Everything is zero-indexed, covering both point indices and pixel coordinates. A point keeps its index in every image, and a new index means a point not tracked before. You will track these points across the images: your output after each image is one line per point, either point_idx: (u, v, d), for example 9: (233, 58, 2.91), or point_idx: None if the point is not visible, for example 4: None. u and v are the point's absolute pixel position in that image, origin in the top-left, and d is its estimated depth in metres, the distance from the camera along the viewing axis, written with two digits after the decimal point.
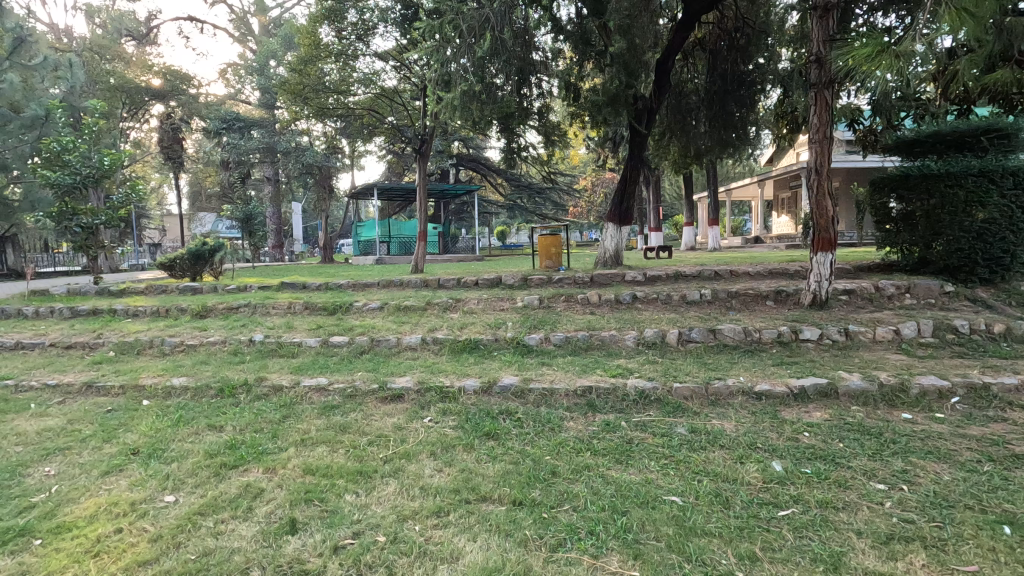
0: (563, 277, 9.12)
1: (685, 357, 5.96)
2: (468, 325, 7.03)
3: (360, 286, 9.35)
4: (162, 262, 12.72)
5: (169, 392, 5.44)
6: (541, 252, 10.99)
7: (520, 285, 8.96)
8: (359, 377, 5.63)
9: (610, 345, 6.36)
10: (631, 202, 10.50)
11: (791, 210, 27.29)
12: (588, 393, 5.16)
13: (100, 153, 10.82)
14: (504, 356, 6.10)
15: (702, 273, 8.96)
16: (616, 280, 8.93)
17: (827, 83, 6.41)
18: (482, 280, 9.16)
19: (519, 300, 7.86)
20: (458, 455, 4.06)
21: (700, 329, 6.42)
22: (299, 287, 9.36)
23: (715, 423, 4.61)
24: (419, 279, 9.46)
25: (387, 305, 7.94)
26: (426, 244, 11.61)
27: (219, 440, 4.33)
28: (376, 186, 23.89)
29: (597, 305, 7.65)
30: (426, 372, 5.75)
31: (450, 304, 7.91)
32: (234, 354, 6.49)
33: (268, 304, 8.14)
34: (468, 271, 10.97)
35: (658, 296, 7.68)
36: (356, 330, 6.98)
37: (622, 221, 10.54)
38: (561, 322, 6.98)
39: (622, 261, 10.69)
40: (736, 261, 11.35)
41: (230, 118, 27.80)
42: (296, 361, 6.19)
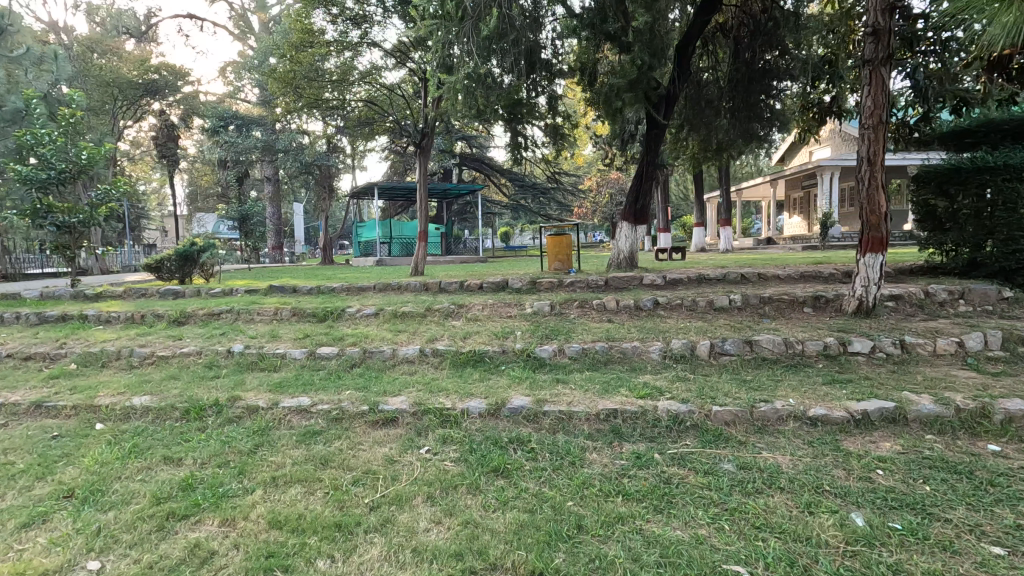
0: (575, 280, 8.38)
1: (720, 373, 5.23)
2: (472, 334, 6.30)
3: (354, 289, 8.64)
4: (148, 263, 12.03)
5: (127, 414, 4.72)
6: (549, 253, 10.26)
7: (528, 289, 8.23)
8: (346, 396, 4.91)
9: (632, 359, 5.62)
10: (646, 200, 9.74)
11: (804, 211, 26.51)
12: (614, 417, 4.43)
13: (79, 146, 10.17)
14: (512, 371, 5.37)
15: (728, 276, 8.22)
16: (634, 284, 8.18)
17: (884, 60, 5.64)
18: (486, 284, 8.44)
19: (528, 306, 7.14)
20: (461, 501, 3.33)
21: (735, 340, 5.69)
22: (289, 291, 8.66)
23: (766, 458, 3.89)
24: (419, 282, 8.74)
25: (382, 311, 7.22)
26: (427, 245, 10.89)
27: (174, 478, 3.60)
28: (376, 185, 23.20)
29: (614, 311, 6.92)
30: (424, 390, 5.01)
31: (452, 310, 7.19)
32: (209, 367, 5.77)
33: (253, 310, 7.44)
34: (472, 273, 10.27)
35: (682, 302, 6.95)
36: (347, 340, 6.27)
37: (637, 220, 9.81)
38: (575, 331, 6.25)
39: (637, 263, 9.94)
40: (759, 263, 10.59)
41: (228, 117, 27.19)
42: (279, 377, 5.48)
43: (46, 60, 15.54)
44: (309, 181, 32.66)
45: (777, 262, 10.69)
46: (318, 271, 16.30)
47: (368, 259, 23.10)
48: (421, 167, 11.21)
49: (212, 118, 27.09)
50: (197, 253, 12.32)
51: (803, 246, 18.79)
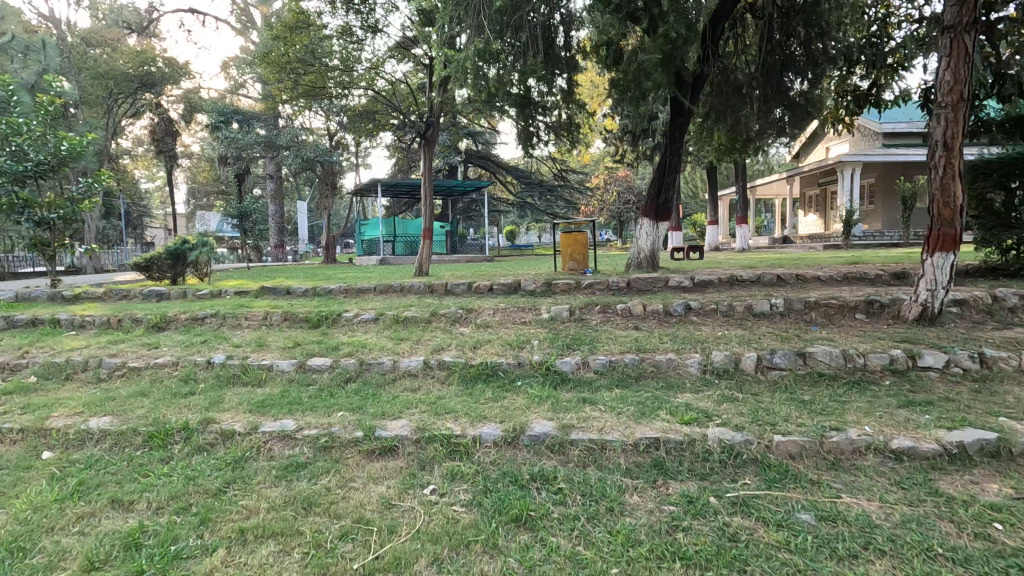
0: (595, 282, 7.65)
1: (772, 393, 4.51)
2: (483, 344, 5.57)
3: (352, 291, 7.95)
4: (137, 262, 11.38)
5: (82, 440, 4.03)
6: (563, 252, 9.54)
7: (543, 292, 7.51)
8: (337, 419, 4.20)
9: (667, 374, 4.89)
10: (670, 194, 8.98)
11: (820, 209, 25.71)
12: (656, 449, 3.70)
13: (59, 136, 9.49)
14: (531, 389, 4.63)
15: (763, 277, 7.48)
16: (659, 286, 7.45)
17: (968, 26, 4.93)
18: (496, 286, 7.71)
19: (544, 311, 6.42)
20: (475, 569, 2.60)
21: (786, 352, 4.96)
22: (282, 292, 7.95)
23: (849, 504, 3.15)
24: (423, 283, 8.02)
25: (383, 316, 6.51)
26: (431, 244, 10.19)
27: (118, 531, 2.90)
28: (380, 182, 22.50)
29: (640, 317, 6.18)
30: (428, 412, 4.29)
31: (460, 315, 6.47)
32: (184, 382, 5.09)
33: (241, 314, 6.75)
34: (480, 273, 9.57)
35: (718, 306, 6.20)
36: (343, 349, 5.58)
37: (659, 217, 9.03)
38: (599, 340, 5.53)
39: (658, 263, 9.20)
40: (790, 263, 9.80)
41: (228, 112, 26.56)
42: (263, 394, 4.79)
43: (34, 49, 14.98)
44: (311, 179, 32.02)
45: (809, 263, 9.91)
46: (316, 271, 15.56)
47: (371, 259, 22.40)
48: (426, 157, 10.38)
49: (212, 113, 26.45)
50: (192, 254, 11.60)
51: (823, 245, 17.97)
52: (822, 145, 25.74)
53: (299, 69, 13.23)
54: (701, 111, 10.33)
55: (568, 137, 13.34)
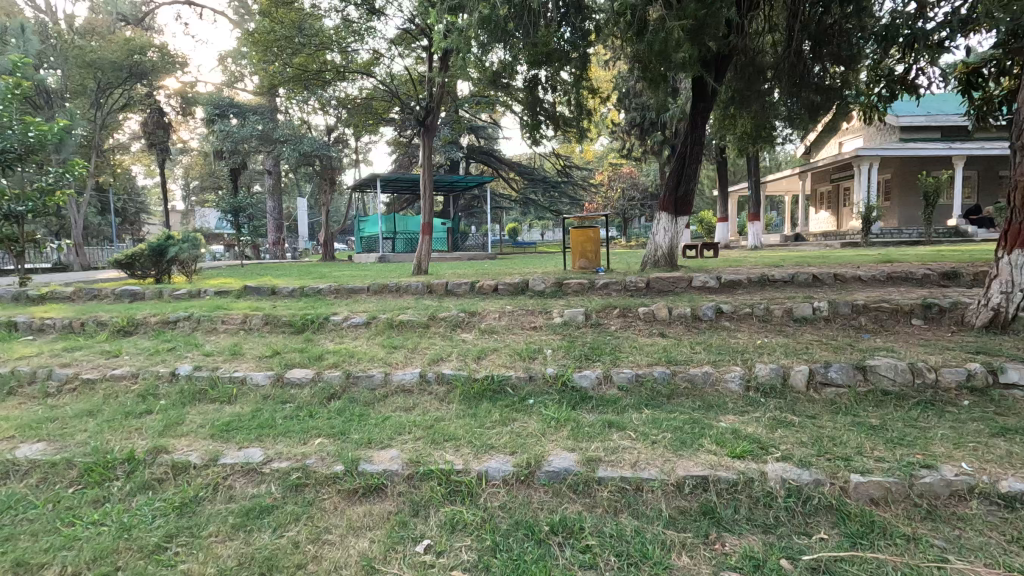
0: (611, 281, 6.94)
1: (833, 415, 3.80)
2: (489, 353, 4.86)
3: (343, 291, 7.24)
4: (117, 259, 10.66)
5: (5, 473, 3.33)
6: (573, 249, 8.81)
7: (553, 292, 6.81)
8: (313, 448, 3.49)
9: (705, 392, 4.18)
10: (690, 185, 8.25)
11: (833, 206, 24.97)
12: (705, 491, 2.98)
13: (26, 123, 8.80)
14: (546, 410, 3.92)
15: (797, 277, 6.76)
16: (682, 286, 6.75)
17: None
18: (502, 286, 7.00)
19: (556, 315, 5.73)
20: None
21: (843, 366, 4.24)
22: (267, 293, 7.23)
23: (965, 571, 2.42)
24: (422, 282, 7.32)
25: (375, 319, 5.81)
26: (431, 240, 9.49)
27: None
28: (380, 177, 21.77)
29: (665, 323, 5.48)
30: (425, 438, 3.58)
31: (463, 319, 5.76)
32: (142, 398, 4.38)
33: (218, 317, 6.06)
34: (483, 272, 8.84)
35: (753, 311, 5.49)
36: (329, 358, 4.87)
37: (679, 211, 8.30)
38: (622, 350, 4.82)
39: (677, 261, 8.49)
40: (819, 262, 9.08)
41: (224, 104, 25.84)
42: (231, 413, 4.09)
43: (12, 33, 14.81)
44: (309, 175, 31.32)
45: (838, 261, 9.19)
46: (310, 270, 13.73)
47: (370, 256, 21.70)
48: (426, 145, 9.67)
49: (207, 105, 25.71)
50: (175, 249, 10.91)
51: (840, 243, 17.23)
52: (835, 139, 25.08)
53: (287, 47, 12.04)
54: (724, 96, 9.61)
55: (576, 124, 12.65)
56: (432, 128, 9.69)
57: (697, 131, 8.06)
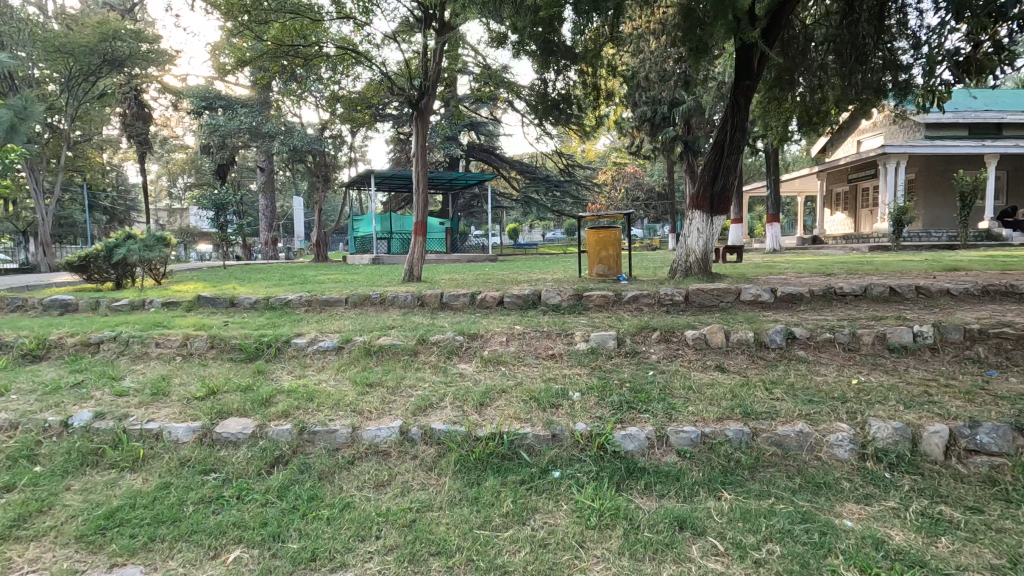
0: (643, 295, 5.69)
1: (1013, 511, 2.54)
2: (495, 398, 3.59)
3: (315, 303, 5.97)
4: (68, 261, 9.38)
5: None
6: (590, 253, 7.60)
7: (572, 307, 5.59)
8: (223, 572, 2.22)
9: (802, 463, 2.94)
10: (729, 178, 7.02)
11: (850, 207, 23.81)
12: None
13: None
14: (582, 497, 2.67)
15: (870, 290, 5.53)
16: (728, 299, 5.54)
17: None
18: (508, 299, 5.76)
19: (579, 339, 4.50)
20: None
21: (996, 427, 3.00)
22: (225, 304, 6.00)
23: None
24: (412, 294, 6.04)
25: (350, 343, 4.59)
26: (425, 241, 8.21)
27: None
28: (374, 174, 20.39)
29: (721, 351, 4.26)
30: (399, 554, 2.30)
31: (460, 344, 4.51)
32: (12, 461, 3.13)
33: (151, 337, 4.80)
34: (486, 280, 7.63)
35: (836, 337, 4.26)
36: (280, 402, 3.61)
37: (717, 208, 7.07)
38: (673, 393, 3.59)
39: (711, 268, 7.27)
40: (876, 270, 7.82)
41: (211, 96, 24.59)
42: (124, 493, 2.82)
43: None
44: (301, 172, 30.04)
45: (895, 268, 7.96)
46: (294, 274, 12.88)
47: (363, 257, 20.54)
48: (419, 135, 8.29)
49: (193, 98, 24.44)
50: (130, 249, 9.66)
51: (868, 246, 16.06)
52: (853, 137, 23.83)
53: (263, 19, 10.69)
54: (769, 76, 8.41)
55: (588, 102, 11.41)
56: (427, 112, 8.32)
57: (738, 117, 6.81)
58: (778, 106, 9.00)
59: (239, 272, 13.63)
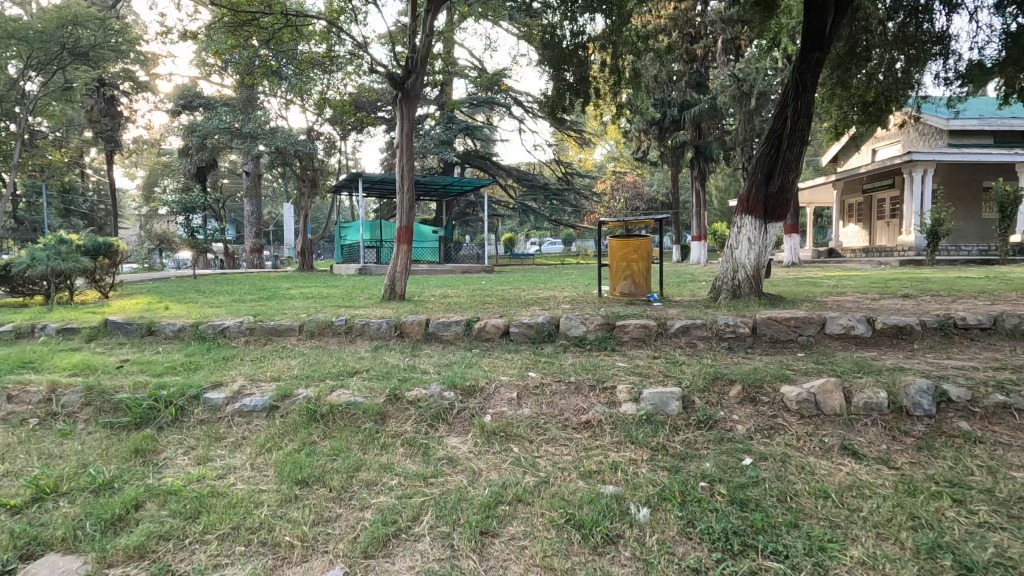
0: (698, 326, 4.26)
1: None
2: (508, 518, 2.12)
3: (258, 333, 4.49)
4: None
5: None
6: (613, 267, 6.20)
7: (603, 343, 4.17)
8: None
9: None
10: (790, 177, 5.65)
11: (864, 218, 22.62)
12: None
13: None
14: None
15: (1001, 322, 4.14)
16: (813, 332, 4.14)
17: None
18: (515, 329, 4.32)
19: (624, 399, 3.06)
20: None
21: None
22: (140, 332, 4.54)
23: None
24: (388, 322, 4.56)
25: (290, 400, 3.12)
26: (411, 250, 6.77)
27: None
28: (361, 178, 18.95)
29: (842, 423, 2.82)
30: None
31: (450, 405, 3.05)
32: None
33: (3, 387, 3.32)
34: (485, 300, 6.20)
35: (1014, 402, 2.84)
36: (140, 524, 2.10)
37: (772, 214, 5.73)
38: (802, 509, 2.15)
39: (763, 287, 5.90)
40: (959, 290, 6.44)
41: (191, 95, 23.17)
42: None
43: None
44: (288, 177, 28.62)
45: (980, 288, 6.58)
46: (264, 287, 11.41)
47: (349, 267, 19.14)
48: (404, 123, 6.84)
49: (172, 97, 23.04)
50: (38, 258, 8.00)
51: (897, 261, 14.78)
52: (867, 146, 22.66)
53: None
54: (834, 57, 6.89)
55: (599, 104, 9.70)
56: (415, 97, 6.91)
57: (801, 101, 5.45)
58: (841, 93, 7.39)
59: (204, 284, 12.22)
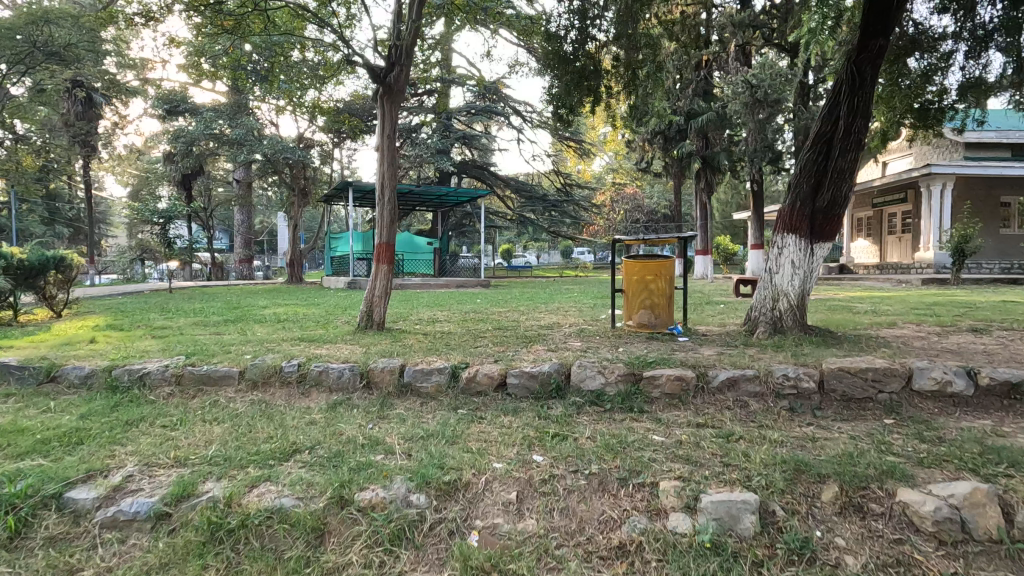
0: (750, 378, 3.31)
1: None
2: None
3: (187, 382, 3.53)
4: None
5: None
6: (629, 292, 5.26)
7: (627, 401, 3.22)
8: None
9: None
10: (842, 189, 4.74)
11: (874, 233, 21.80)
12: None
13: None
14: None
15: None
16: (897, 386, 3.22)
17: None
18: (513, 380, 3.37)
19: (673, 510, 2.10)
20: None
21: None
22: (38, 378, 3.58)
23: None
24: (352, 368, 3.57)
25: (189, 504, 2.15)
26: (392, 270, 5.80)
27: None
28: (352, 187, 17.98)
29: (1009, 557, 1.87)
30: None
31: (420, 517, 2.08)
32: None
33: None
34: (477, 331, 5.22)
35: None
36: None
37: (819, 232, 4.82)
38: None
39: (808, 321, 4.97)
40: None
41: (176, 99, 22.26)
42: None
43: None
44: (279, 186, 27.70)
45: None
46: (238, 305, 10.38)
47: (338, 280, 18.21)
48: (385, 124, 5.92)
49: (157, 102, 22.15)
50: None
51: (919, 279, 13.90)
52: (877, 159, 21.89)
53: None
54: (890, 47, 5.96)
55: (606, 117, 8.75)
56: (398, 93, 6.00)
57: (857, 99, 4.56)
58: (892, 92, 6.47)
59: (176, 301, 11.22)
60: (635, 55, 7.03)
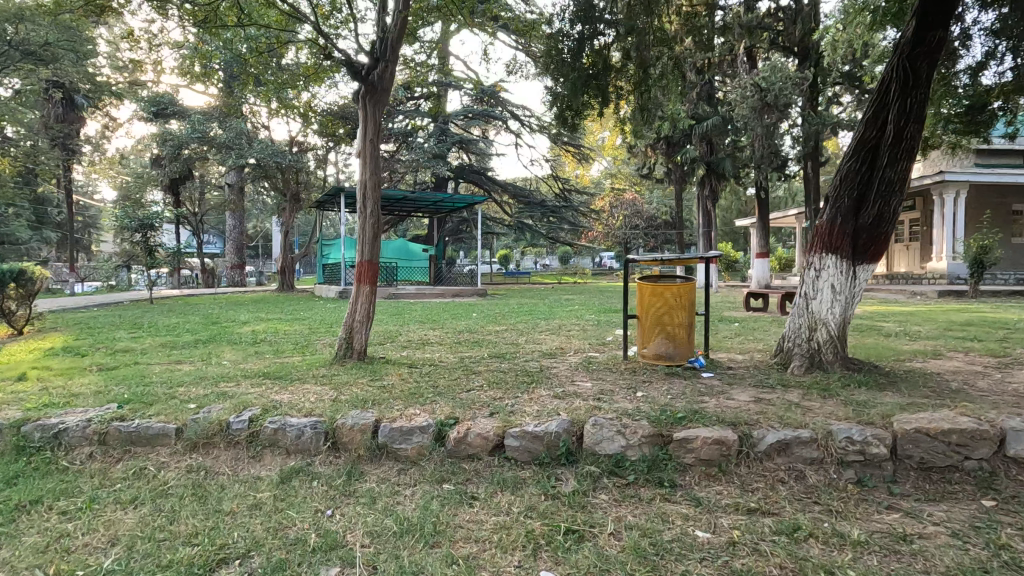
0: (805, 442, 2.67)
1: None
2: None
3: (112, 443, 2.87)
4: None
5: None
6: (642, 321, 4.62)
7: (654, 471, 2.58)
8: None
9: None
10: (890, 202, 4.11)
11: None
12: None
13: None
14: None
15: None
16: (989, 454, 2.58)
17: None
18: (511, 443, 2.72)
19: None
20: None
21: None
22: None
23: None
24: (313, 425, 2.92)
25: None
26: (374, 291, 5.15)
27: None
28: (343, 194, 17.35)
29: None
30: None
31: None
32: None
33: None
34: (469, 363, 4.58)
35: None
36: None
37: (864, 253, 4.21)
38: None
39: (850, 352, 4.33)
40: None
41: (164, 101, 21.59)
42: None
43: None
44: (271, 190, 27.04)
45: None
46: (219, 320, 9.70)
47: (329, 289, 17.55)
48: (366, 125, 5.26)
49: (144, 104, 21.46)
50: None
51: (934, 291, 13.33)
52: None
53: None
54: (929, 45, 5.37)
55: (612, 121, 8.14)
56: (383, 94, 5.33)
57: (910, 100, 3.95)
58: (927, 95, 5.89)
59: (153, 314, 10.53)
60: (646, 52, 6.35)
